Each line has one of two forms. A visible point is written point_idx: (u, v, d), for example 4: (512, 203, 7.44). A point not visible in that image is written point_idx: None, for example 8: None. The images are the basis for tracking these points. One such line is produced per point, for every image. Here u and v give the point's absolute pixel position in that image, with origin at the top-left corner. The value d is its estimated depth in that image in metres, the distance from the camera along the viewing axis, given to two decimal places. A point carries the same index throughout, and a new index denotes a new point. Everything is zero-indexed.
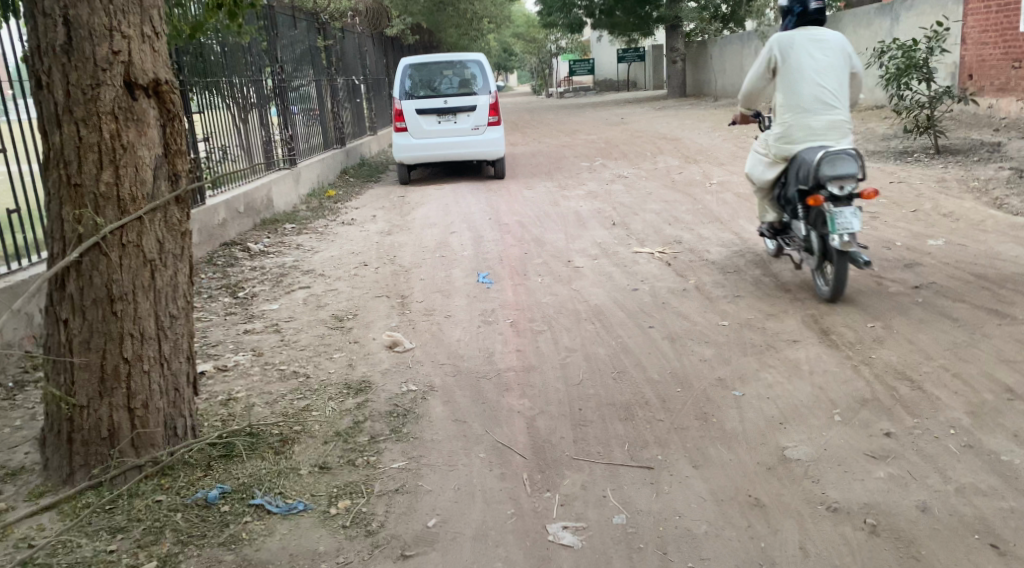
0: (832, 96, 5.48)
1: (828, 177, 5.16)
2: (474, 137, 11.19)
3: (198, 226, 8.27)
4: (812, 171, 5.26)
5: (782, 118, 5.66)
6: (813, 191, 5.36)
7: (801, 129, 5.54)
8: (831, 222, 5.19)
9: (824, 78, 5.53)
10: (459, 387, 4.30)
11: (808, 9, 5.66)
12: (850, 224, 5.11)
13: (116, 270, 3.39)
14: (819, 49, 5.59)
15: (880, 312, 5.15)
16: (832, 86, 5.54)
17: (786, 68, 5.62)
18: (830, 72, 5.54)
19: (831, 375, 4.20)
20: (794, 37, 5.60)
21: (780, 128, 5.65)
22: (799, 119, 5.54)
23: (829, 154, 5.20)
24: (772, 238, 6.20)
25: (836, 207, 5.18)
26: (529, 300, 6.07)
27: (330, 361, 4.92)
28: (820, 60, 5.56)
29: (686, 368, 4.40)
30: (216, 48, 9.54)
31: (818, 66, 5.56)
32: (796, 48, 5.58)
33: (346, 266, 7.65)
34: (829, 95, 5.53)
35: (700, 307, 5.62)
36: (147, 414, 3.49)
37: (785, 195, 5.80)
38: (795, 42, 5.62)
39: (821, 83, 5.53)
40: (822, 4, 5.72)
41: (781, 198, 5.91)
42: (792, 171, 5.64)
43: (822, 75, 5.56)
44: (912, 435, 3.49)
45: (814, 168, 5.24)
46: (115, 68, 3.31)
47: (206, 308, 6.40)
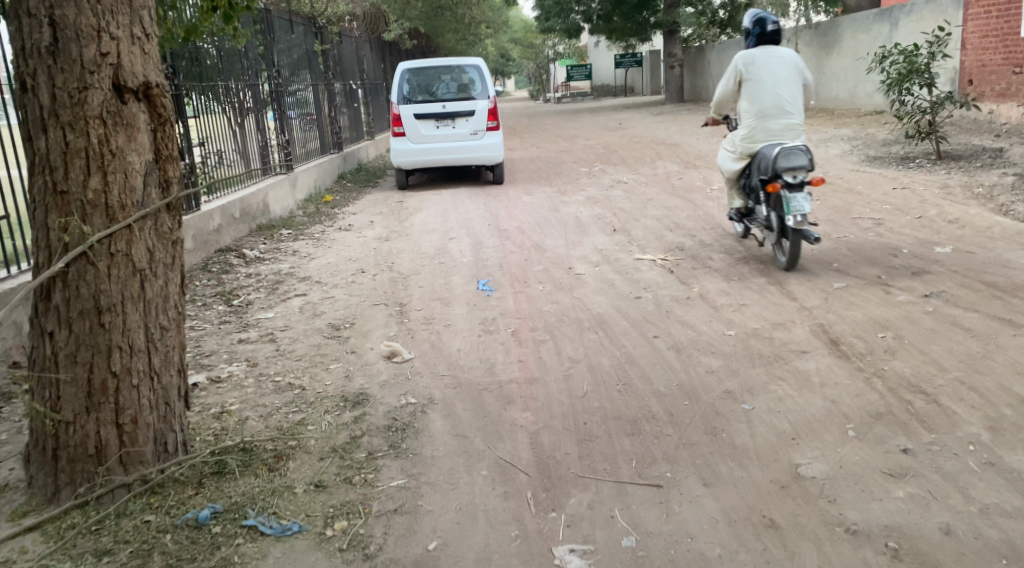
0: (788, 103, 6.39)
1: (783, 169, 6.09)
2: (473, 142, 11.09)
3: (193, 232, 8.13)
4: (771, 163, 6.19)
5: (747, 122, 6.57)
6: (772, 180, 6.27)
7: (763, 131, 6.45)
8: (786, 206, 6.09)
9: (782, 87, 6.43)
10: (460, 399, 4.17)
11: (767, 29, 6.59)
12: (801, 206, 6.01)
13: (104, 280, 3.26)
14: (777, 63, 6.49)
15: (891, 321, 5.04)
16: (788, 93, 6.45)
17: (749, 79, 6.52)
18: (786, 82, 6.45)
19: (843, 387, 4.09)
20: (755, 52, 6.50)
21: (746, 130, 6.56)
22: (761, 123, 6.45)
23: (785, 150, 6.12)
24: (740, 222, 7.09)
25: (790, 193, 6.07)
26: (530, 308, 5.95)
27: (327, 372, 4.79)
28: (778, 71, 6.46)
29: (693, 380, 4.28)
30: (211, 52, 9.42)
31: (776, 76, 6.46)
32: (757, 62, 6.48)
33: (343, 273, 7.53)
34: (786, 101, 6.45)
35: (704, 315, 5.51)
36: (136, 430, 3.36)
37: (750, 184, 6.72)
38: (756, 57, 6.50)
39: (779, 92, 6.43)
40: (779, 26, 6.63)
41: (747, 187, 6.82)
42: (756, 165, 6.55)
43: (779, 84, 6.45)
44: (930, 452, 3.38)
45: (772, 161, 6.16)
46: (103, 71, 3.18)
47: (200, 317, 6.27)
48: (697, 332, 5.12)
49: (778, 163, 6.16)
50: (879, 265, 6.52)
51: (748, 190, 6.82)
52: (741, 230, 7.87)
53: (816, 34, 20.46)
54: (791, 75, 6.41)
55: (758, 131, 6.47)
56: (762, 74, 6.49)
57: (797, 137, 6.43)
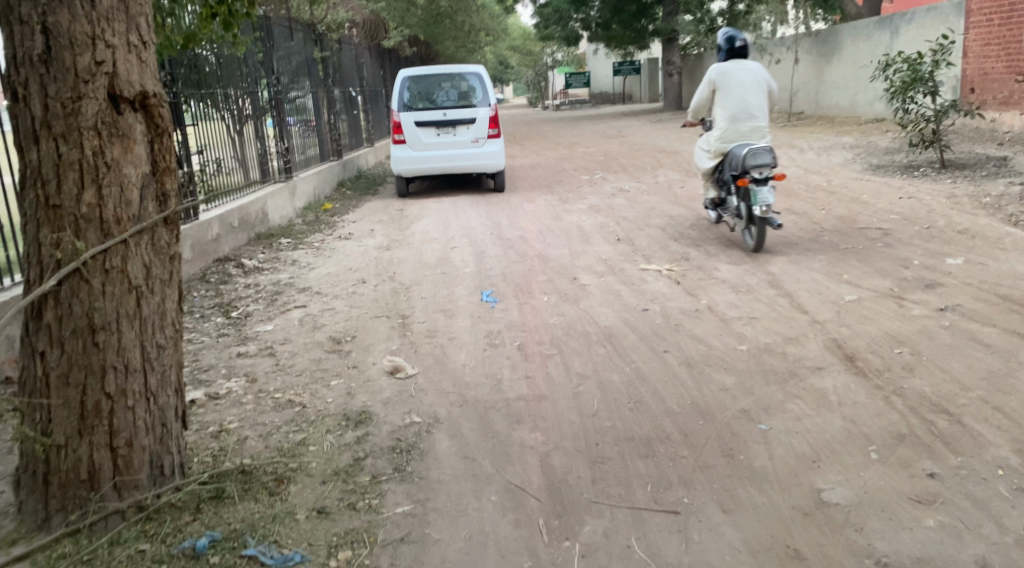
0: (755, 108, 7.36)
1: (750, 166, 7.02)
2: (474, 149, 10.97)
3: (190, 241, 7.99)
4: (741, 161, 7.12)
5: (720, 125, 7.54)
6: (742, 176, 7.21)
7: (734, 133, 7.41)
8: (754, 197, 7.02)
9: (749, 95, 7.39)
10: (467, 418, 4.04)
11: (736, 45, 7.57)
12: (768, 198, 6.93)
13: (99, 298, 3.13)
14: (744, 74, 7.47)
15: (907, 336, 4.93)
16: (754, 100, 7.44)
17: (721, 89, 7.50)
18: (753, 90, 7.41)
19: (862, 406, 3.97)
20: (726, 66, 7.48)
21: (719, 132, 7.54)
22: (732, 125, 7.42)
23: (753, 150, 7.06)
24: (713, 211, 8.03)
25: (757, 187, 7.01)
26: (536, 321, 5.82)
27: (328, 388, 4.66)
28: (746, 82, 7.42)
29: (707, 398, 4.15)
30: (210, 59, 9.30)
31: (744, 86, 7.44)
32: (728, 74, 7.46)
33: (344, 284, 7.39)
34: (753, 107, 7.41)
35: (715, 329, 5.38)
36: (131, 454, 3.22)
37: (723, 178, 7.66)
38: (727, 69, 7.48)
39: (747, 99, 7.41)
40: (746, 42, 7.63)
41: (720, 180, 7.75)
42: (728, 163, 7.53)
43: (747, 93, 7.43)
44: (958, 477, 3.28)
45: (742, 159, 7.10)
46: (97, 80, 3.05)
47: (198, 329, 6.13)
48: (708, 347, 4.99)
49: (746, 161, 7.11)
50: (890, 276, 6.40)
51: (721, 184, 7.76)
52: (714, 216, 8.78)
53: (816, 41, 20.38)
54: (757, 83, 7.36)
55: (730, 132, 7.43)
56: (732, 85, 7.46)
57: (763, 137, 7.41)
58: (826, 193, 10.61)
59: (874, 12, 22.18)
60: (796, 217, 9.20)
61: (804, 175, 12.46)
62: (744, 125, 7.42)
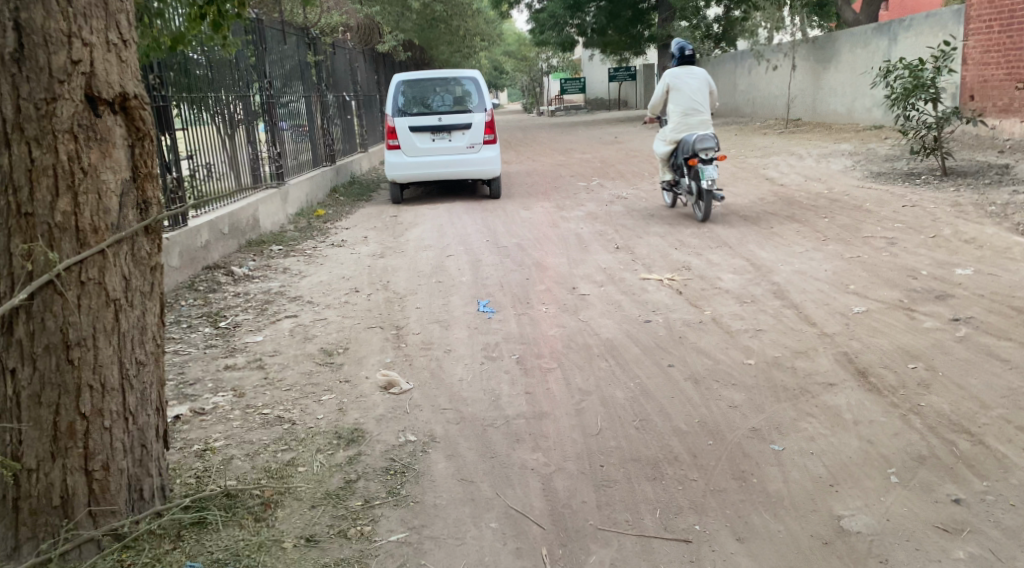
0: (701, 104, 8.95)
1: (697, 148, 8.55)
2: (469, 155, 10.81)
3: (179, 249, 7.78)
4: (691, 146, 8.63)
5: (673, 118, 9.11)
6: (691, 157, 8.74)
7: (684, 124, 8.96)
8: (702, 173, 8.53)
9: (696, 95, 8.99)
10: (464, 436, 3.86)
11: (685, 53, 9.19)
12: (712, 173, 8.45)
13: (73, 312, 2.93)
14: (692, 78, 9.08)
15: (920, 349, 4.77)
16: (700, 98, 9.00)
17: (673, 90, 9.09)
18: (699, 91, 9.02)
19: (879, 424, 3.81)
20: (677, 71, 9.09)
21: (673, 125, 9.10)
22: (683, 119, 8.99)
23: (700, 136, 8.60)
24: (668, 190, 9.57)
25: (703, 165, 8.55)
26: (534, 333, 5.64)
27: (319, 404, 4.47)
28: (693, 84, 9.03)
29: (714, 416, 3.97)
30: (200, 62, 9.10)
31: (692, 87, 9.04)
32: (678, 77, 9.06)
33: (336, 293, 7.20)
34: (699, 104, 9.00)
35: (720, 341, 5.21)
36: (108, 478, 3.03)
37: (676, 161, 9.22)
38: (678, 74, 9.09)
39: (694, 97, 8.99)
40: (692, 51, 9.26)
41: (674, 164, 9.31)
42: (681, 149, 9.09)
43: (695, 92, 9.02)
44: (984, 503, 3.15)
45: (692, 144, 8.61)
46: (74, 80, 2.86)
47: (184, 340, 5.94)
48: (714, 360, 4.82)
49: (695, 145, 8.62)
50: (898, 286, 6.24)
51: (675, 166, 9.32)
52: (669, 199, 10.29)
53: (813, 49, 20.26)
54: (702, 85, 8.97)
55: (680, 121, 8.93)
56: (682, 86, 9.06)
57: (708, 128, 8.92)
58: (828, 201, 10.45)
59: (872, 19, 22.08)
60: (798, 225, 9.04)
61: (804, 182, 12.31)
62: (691, 117, 8.95)
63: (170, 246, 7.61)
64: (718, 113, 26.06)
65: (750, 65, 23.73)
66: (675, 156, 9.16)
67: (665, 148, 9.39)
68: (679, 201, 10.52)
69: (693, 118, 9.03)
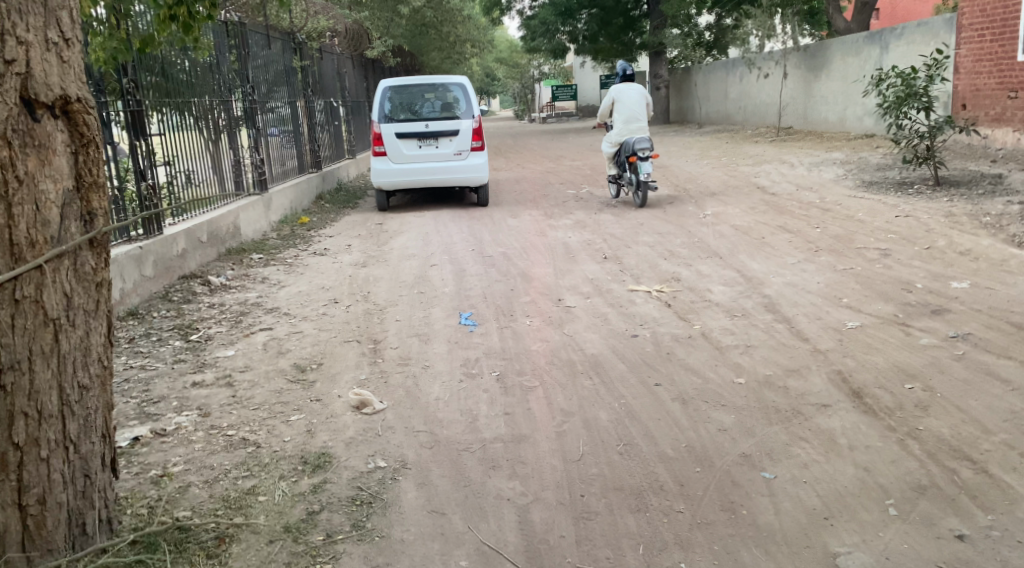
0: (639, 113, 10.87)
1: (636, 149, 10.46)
2: (457, 162, 10.60)
3: (154, 258, 7.54)
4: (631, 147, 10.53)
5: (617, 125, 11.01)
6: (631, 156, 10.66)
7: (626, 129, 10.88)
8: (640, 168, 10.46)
9: (635, 106, 10.93)
10: (437, 462, 3.64)
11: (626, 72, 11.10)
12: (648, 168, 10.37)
13: (6, 333, 2.70)
14: (632, 93, 11.00)
15: (917, 367, 4.57)
16: (638, 108, 10.92)
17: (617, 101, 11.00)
18: (637, 103, 10.95)
19: (876, 450, 3.60)
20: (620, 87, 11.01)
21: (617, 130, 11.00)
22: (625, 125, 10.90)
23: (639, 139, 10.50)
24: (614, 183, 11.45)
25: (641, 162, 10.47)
26: (517, 348, 5.43)
27: (287, 426, 4.25)
28: (633, 97, 10.95)
29: (703, 441, 3.76)
30: (179, 65, 8.87)
31: (632, 99, 10.97)
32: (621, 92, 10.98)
33: (314, 304, 6.98)
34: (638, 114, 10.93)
35: (710, 358, 5.00)
36: (45, 513, 2.81)
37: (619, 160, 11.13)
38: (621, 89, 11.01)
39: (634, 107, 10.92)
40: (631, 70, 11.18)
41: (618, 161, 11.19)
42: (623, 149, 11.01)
43: (634, 103, 10.95)
44: (989, 540, 2.95)
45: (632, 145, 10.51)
46: (8, 80, 2.63)
47: (152, 355, 5.72)
48: (703, 379, 4.62)
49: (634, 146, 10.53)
50: (893, 300, 6.05)
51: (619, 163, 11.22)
52: (613, 190, 12.12)
53: (804, 57, 20.16)
54: (640, 98, 10.90)
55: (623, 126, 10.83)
56: (624, 99, 10.97)
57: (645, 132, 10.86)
58: (819, 210, 10.28)
59: (863, 27, 21.98)
60: (789, 235, 8.86)
61: (795, 191, 12.15)
62: (632, 124, 10.87)
63: (144, 256, 7.36)
64: (709, 120, 25.97)
65: (741, 73, 23.62)
66: (618, 155, 11.09)
67: (611, 149, 11.30)
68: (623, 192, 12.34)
69: (633, 125, 10.96)
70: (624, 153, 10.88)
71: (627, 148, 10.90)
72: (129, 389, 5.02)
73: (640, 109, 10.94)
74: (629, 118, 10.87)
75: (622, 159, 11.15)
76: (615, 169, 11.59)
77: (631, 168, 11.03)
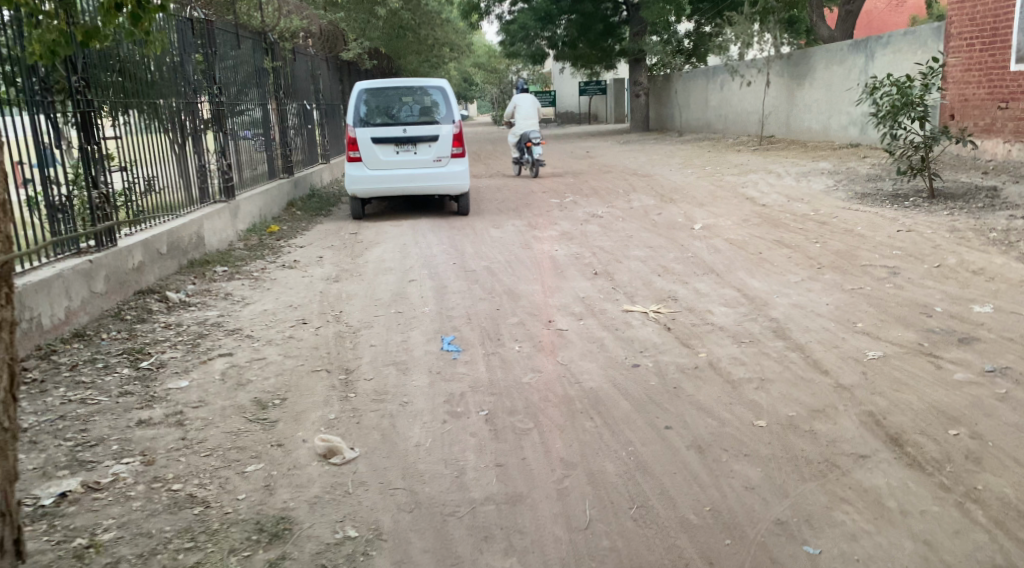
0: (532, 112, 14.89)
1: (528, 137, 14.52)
2: (436, 169, 10.04)
3: (106, 272, 6.92)
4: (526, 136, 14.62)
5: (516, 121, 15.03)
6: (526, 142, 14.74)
7: (523, 123, 14.92)
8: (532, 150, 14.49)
9: (529, 108, 14.99)
10: (418, 533, 3.17)
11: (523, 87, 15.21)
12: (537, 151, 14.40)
13: None
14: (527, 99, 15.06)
15: (959, 409, 4.06)
16: (531, 109, 14.98)
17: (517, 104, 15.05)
18: (530, 105, 14.99)
19: (932, 517, 3.15)
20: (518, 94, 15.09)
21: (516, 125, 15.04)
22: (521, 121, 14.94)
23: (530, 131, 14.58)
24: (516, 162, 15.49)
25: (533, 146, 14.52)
26: (505, 379, 4.87)
27: (243, 479, 3.71)
28: (527, 101, 15.00)
29: (726, 501, 3.30)
30: (140, 63, 8.24)
31: (526, 102, 15.02)
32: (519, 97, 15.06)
33: (280, 325, 6.40)
34: (531, 113, 14.96)
35: (723, 394, 4.47)
36: None
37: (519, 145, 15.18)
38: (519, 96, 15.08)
39: (527, 109, 14.95)
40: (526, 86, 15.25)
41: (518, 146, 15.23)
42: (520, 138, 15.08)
43: (527, 105, 15.00)
44: None
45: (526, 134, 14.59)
46: None
47: (96, 386, 5.12)
48: (719, 420, 4.11)
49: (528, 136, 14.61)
50: (913, 326, 5.56)
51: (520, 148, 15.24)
52: (518, 169, 16.12)
53: (787, 65, 19.78)
54: (532, 102, 14.96)
55: (521, 122, 15.01)
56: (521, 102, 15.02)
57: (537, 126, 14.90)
58: (816, 223, 9.80)
59: (846, 35, 21.60)
60: (789, 250, 8.36)
61: (786, 202, 11.68)
62: (527, 120, 14.91)
63: (95, 270, 6.73)
64: (688, 128, 25.66)
65: (722, 81, 23.21)
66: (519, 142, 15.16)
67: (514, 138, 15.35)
68: (525, 172, 16.31)
69: (528, 120, 14.98)
70: (522, 141, 14.97)
71: (524, 137, 14.98)
72: (64, 430, 4.42)
73: (533, 110, 14.94)
74: (526, 116, 15.05)
75: (521, 145, 15.36)
76: (518, 153, 15.63)
77: (528, 152, 15.09)
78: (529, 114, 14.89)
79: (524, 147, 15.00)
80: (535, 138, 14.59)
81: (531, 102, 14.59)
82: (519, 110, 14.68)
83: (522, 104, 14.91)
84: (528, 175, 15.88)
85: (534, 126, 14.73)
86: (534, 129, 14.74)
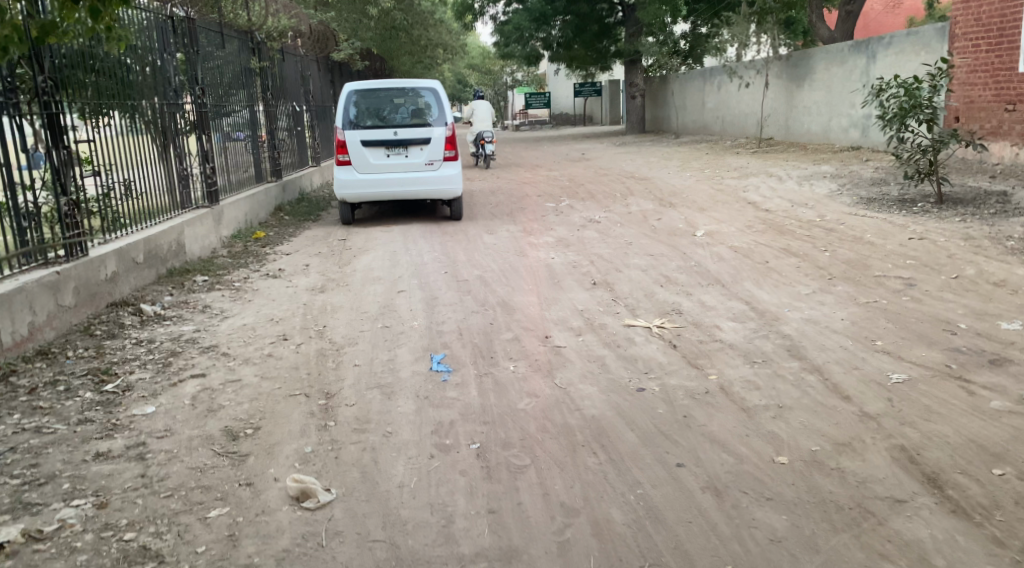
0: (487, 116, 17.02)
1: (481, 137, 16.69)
2: (427, 173, 9.62)
3: (76, 283, 6.50)
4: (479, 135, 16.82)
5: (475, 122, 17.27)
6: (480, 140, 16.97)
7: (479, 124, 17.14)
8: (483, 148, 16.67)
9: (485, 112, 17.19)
10: None
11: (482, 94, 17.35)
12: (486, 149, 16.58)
13: None
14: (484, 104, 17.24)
15: (1002, 444, 3.68)
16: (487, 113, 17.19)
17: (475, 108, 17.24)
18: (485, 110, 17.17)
19: None
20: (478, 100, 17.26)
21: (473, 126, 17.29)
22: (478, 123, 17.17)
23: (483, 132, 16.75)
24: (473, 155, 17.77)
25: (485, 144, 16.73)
26: (500, 404, 4.49)
27: (204, 528, 3.35)
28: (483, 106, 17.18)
29: (744, 559, 2.96)
30: (116, 60, 7.81)
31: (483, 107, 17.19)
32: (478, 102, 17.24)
33: (259, 341, 5.99)
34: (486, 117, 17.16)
35: (738, 424, 4.08)
36: None
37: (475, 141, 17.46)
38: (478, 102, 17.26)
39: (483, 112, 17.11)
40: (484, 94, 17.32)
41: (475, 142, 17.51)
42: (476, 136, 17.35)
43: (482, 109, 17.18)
44: None
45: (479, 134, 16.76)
46: None
47: (55, 413, 4.74)
48: (736, 456, 3.73)
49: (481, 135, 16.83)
50: (938, 344, 5.17)
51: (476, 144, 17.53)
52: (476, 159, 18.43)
53: (786, 66, 19.42)
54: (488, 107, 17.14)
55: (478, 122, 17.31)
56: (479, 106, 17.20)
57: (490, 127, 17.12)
58: (823, 230, 9.42)
59: (846, 36, 21.18)
60: (797, 259, 7.97)
61: (790, 207, 11.30)
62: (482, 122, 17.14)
63: (63, 282, 6.33)
64: (685, 130, 25.35)
65: (719, 82, 22.83)
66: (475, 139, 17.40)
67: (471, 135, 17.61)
68: (482, 161, 18.56)
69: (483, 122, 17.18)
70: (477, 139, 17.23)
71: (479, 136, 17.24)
72: (13, 465, 4.06)
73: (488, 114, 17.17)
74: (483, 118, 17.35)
75: (477, 141, 17.60)
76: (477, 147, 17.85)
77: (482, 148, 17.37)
78: (484, 116, 17.25)
79: (479, 144, 17.33)
80: (489, 137, 16.84)
81: (487, 107, 16.94)
82: (477, 113, 17.04)
83: (479, 107, 17.13)
84: (484, 165, 18.09)
85: (488, 126, 17.05)
86: (488, 129, 17.03)
